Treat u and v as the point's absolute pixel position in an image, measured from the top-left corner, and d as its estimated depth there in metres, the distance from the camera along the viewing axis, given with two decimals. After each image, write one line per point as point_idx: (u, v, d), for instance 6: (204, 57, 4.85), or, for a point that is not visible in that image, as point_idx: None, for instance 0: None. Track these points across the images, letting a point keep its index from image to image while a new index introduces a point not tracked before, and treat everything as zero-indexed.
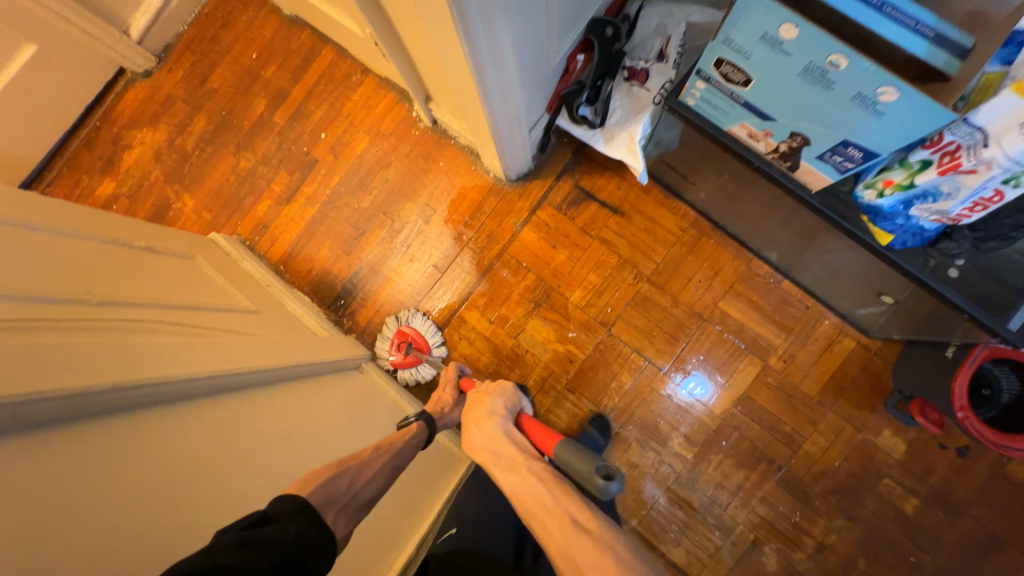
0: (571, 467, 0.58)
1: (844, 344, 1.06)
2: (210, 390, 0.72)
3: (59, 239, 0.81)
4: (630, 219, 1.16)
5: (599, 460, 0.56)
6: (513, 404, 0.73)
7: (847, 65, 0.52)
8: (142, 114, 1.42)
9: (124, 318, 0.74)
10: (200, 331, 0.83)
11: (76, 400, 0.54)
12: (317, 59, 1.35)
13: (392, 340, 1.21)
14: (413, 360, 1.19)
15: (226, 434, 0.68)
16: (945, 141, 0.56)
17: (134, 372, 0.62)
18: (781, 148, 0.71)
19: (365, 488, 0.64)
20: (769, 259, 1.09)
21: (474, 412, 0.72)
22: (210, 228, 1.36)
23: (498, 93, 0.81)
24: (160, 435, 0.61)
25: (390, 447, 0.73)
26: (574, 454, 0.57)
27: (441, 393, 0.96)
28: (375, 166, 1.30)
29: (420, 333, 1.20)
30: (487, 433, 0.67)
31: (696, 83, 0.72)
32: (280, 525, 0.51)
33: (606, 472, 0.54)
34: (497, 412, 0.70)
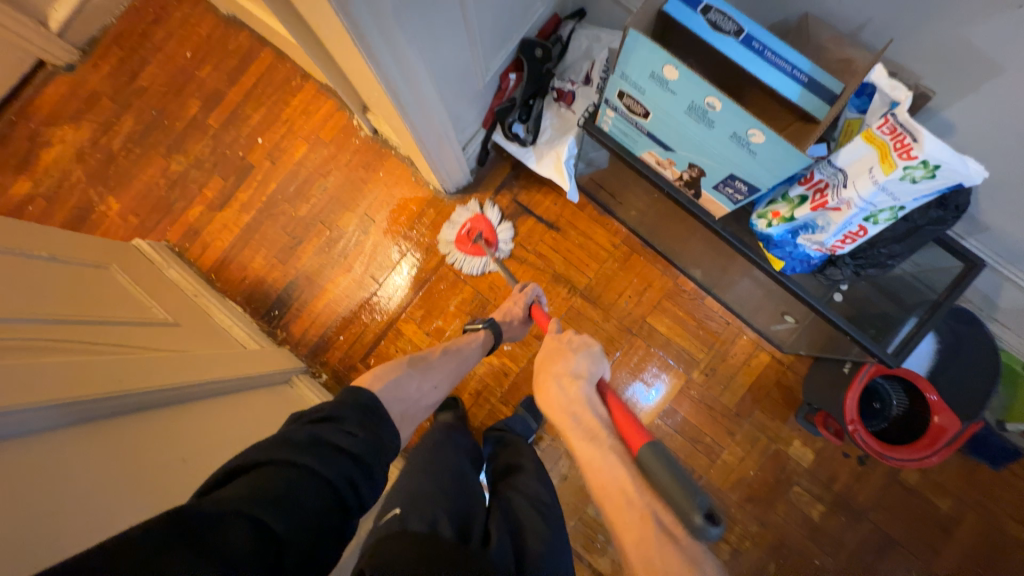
0: (663, 489, 0.54)
1: (760, 358, 1.12)
2: (117, 407, 0.69)
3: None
4: (565, 234, 1.19)
5: (703, 495, 0.52)
6: (598, 369, 0.75)
7: (721, 107, 0.56)
8: (64, 109, 1.34)
9: (11, 332, 0.70)
10: (100, 346, 0.79)
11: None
12: (255, 61, 1.32)
13: (464, 225, 1.19)
14: (479, 250, 1.18)
15: (125, 455, 0.64)
16: (816, 179, 0.62)
17: (16, 395, 0.58)
18: (684, 177, 0.75)
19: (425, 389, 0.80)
20: (694, 276, 1.14)
21: (558, 368, 0.75)
22: (136, 232, 1.30)
23: (418, 110, 0.82)
24: (48, 461, 0.56)
25: (456, 354, 0.89)
26: (669, 478, 0.54)
27: (510, 305, 1.00)
28: (313, 173, 1.28)
29: (492, 225, 1.18)
30: (571, 396, 0.70)
31: (606, 111, 0.75)
32: (343, 426, 0.58)
33: (709, 512, 0.51)
34: (582, 376, 0.72)
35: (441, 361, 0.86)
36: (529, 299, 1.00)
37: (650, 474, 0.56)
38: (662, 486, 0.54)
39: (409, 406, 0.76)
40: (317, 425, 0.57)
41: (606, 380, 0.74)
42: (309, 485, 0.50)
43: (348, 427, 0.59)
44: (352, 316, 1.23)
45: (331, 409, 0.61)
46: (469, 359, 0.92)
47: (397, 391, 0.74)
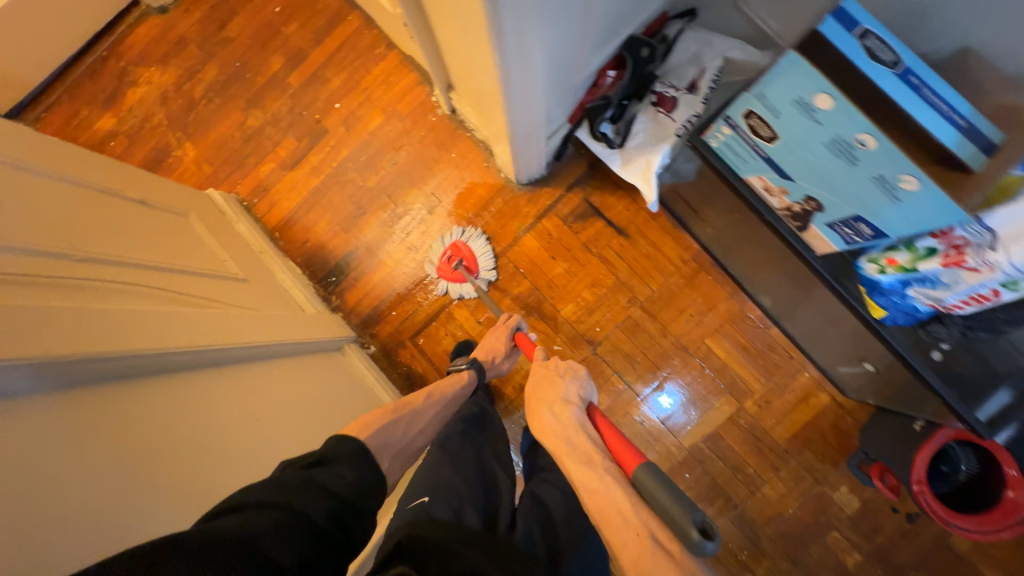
0: (661, 508, 0.52)
1: (819, 398, 1.08)
2: (182, 362, 0.70)
3: (41, 181, 0.77)
4: (633, 242, 1.16)
5: (695, 510, 0.50)
6: (586, 395, 0.74)
7: (875, 146, 0.52)
8: (152, 51, 1.36)
9: (101, 277, 0.71)
10: (179, 299, 0.81)
11: (25, 370, 0.50)
12: (342, 24, 1.30)
13: (445, 250, 1.20)
14: (459, 276, 1.18)
15: (187, 412, 0.66)
16: (954, 235, 0.57)
17: (95, 344, 0.59)
18: (794, 208, 0.71)
19: (416, 435, 0.81)
20: (762, 304, 1.10)
21: (547, 396, 0.73)
22: (208, 181, 1.32)
23: (521, 99, 0.79)
24: (121, 413, 0.58)
25: (440, 398, 0.89)
26: (667, 495, 0.52)
27: (493, 343, 1.05)
28: (386, 146, 1.27)
29: (474, 252, 1.18)
30: (563, 422, 0.67)
31: (721, 127, 0.71)
32: (337, 470, 0.59)
33: (706, 529, 0.49)
34: (573, 402, 0.70)
35: (428, 407, 0.86)
36: (514, 329, 1.07)
37: (647, 494, 0.55)
38: (660, 505, 0.53)
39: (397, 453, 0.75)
40: (309, 468, 0.57)
41: (596, 405, 0.74)
42: (301, 527, 0.49)
43: (338, 470, 0.59)
44: (406, 293, 1.24)
45: (322, 453, 0.60)
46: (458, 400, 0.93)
47: (383, 436, 0.73)
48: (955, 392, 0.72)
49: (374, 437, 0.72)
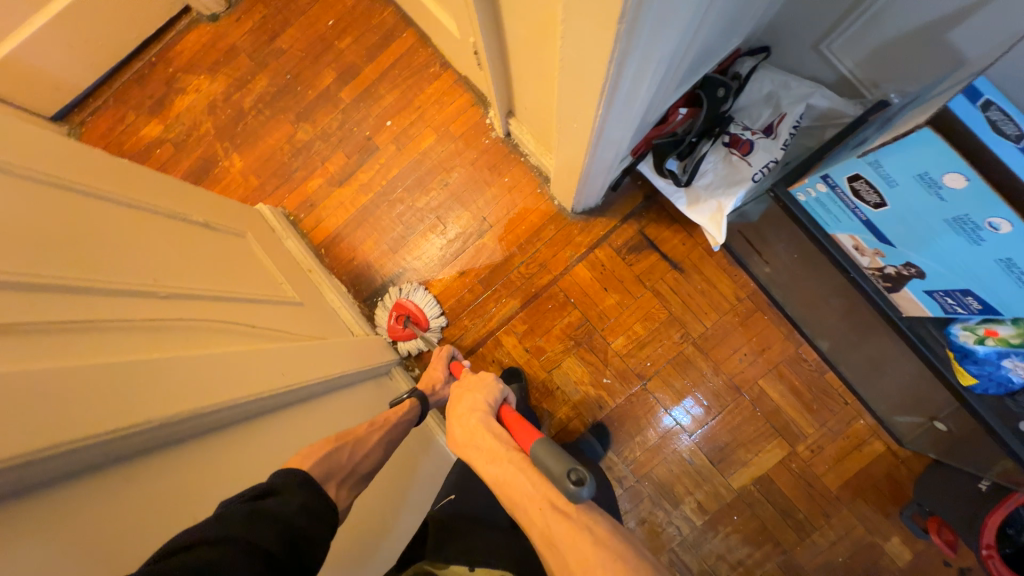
0: (545, 470, 0.51)
1: (873, 446, 1.06)
2: (259, 407, 0.69)
3: (115, 209, 0.76)
4: (688, 277, 1.14)
5: (570, 462, 0.49)
6: (498, 397, 0.69)
7: (1009, 231, 0.50)
8: (201, 59, 1.35)
9: (177, 314, 0.70)
10: (248, 335, 0.79)
11: (126, 439, 0.49)
12: (396, 41, 1.29)
13: (390, 312, 1.22)
14: (410, 333, 1.19)
15: (256, 469, 0.64)
16: None
17: (188, 399, 0.58)
18: (888, 270, 0.69)
19: (362, 462, 0.69)
20: (818, 346, 1.08)
21: (459, 408, 0.68)
22: (255, 194, 1.31)
23: (605, 146, 0.78)
24: (199, 476, 0.56)
25: (386, 422, 0.78)
26: (547, 456, 0.51)
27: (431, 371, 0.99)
28: (438, 166, 1.26)
29: (418, 306, 1.21)
30: (469, 428, 0.63)
31: (817, 184, 0.69)
32: (285, 498, 0.54)
33: (578, 477, 0.48)
34: (479, 406, 0.65)
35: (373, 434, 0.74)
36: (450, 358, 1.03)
37: (537, 464, 0.52)
38: (544, 467, 0.51)
39: (344, 480, 0.65)
40: (255, 500, 0.52)
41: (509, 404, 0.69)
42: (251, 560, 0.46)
43: (284, 498, 0.54)
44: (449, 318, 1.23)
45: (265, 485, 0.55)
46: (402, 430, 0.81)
47: (327, 464, 0.64)
48: None
49: (315, 466, 0.62)
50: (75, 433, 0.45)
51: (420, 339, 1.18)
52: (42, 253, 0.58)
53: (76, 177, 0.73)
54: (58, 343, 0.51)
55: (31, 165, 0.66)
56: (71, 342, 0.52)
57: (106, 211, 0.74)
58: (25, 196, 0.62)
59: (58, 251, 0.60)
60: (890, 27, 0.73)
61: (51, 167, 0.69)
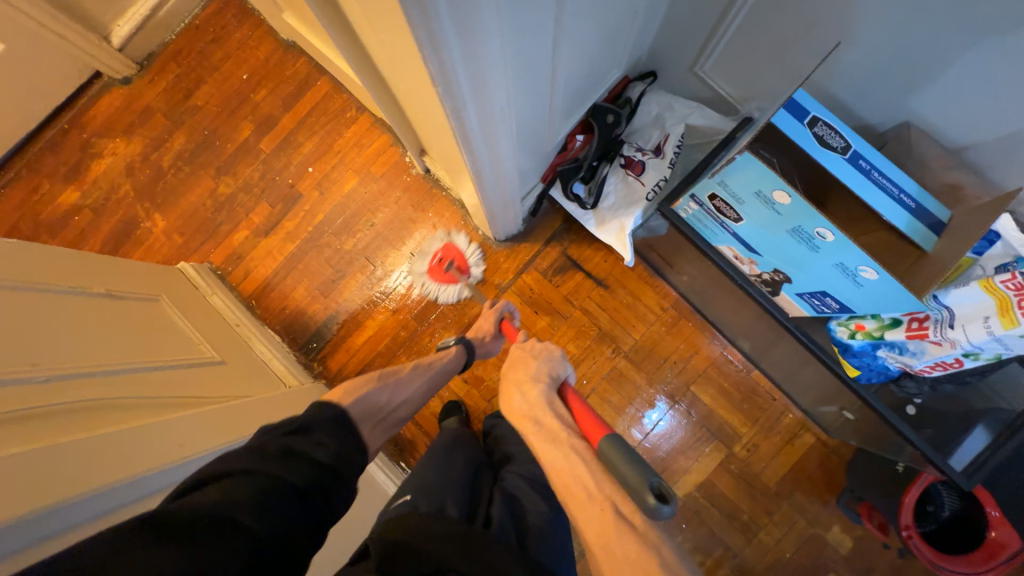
0: (617, 474, 0.51)
1: (805, 439, 1.09)
2: (159, 480, 0.64)
3: (13, 292, 0.74)
4: (613, 292, 1.17)
5: (652, 475, 0.49)
6: (559, 372, 0.71)
7: (833, 239, 0.54)
8: (117, 122, 1.34)
9: (78, 395, 0.67)
10: (166, 403, 0.77)
11: (19, 526, 0.47)
12: (311, 89, 1.31)
13: (435, 254, 1.23)
14: (451, 277, 1.21)
15: None
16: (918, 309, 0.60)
17: (79, 480, 0.55)
18: (764, 276, 0.73)
19: (399, 407, 0.73)
20: (741, 347, 1.12)
21: (517, 374, 0.70)
22: (180, 252, 1.29)
23: (495, 184, 0.80)
24: None
25: (428, 368, 0.82)
26: (624, 462, 0.51)
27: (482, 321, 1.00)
28: (362, 208, 1.27)
29: (462, 252, 1.22)
30: (530, 399, 0.64)
31: (688, 203, 0.73)
32: (313, 437, 0.56)
33: (660, 493, 0.48)
34: (541, 379, 0.67)
35: (412, 375, 0.78)
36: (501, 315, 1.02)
37: (606, 463, 0.52)
38: (617, 473, 0.51)
39: (377, 421, 0.68)
40: (288, 435, 0.54)
41: (569, 385, 0.71)
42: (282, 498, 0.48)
43: (316, 437, 0.56)
44: (387, 357, 1.22)
45: (302, 420, 0.57)
46: (444, 374, 0.86)
47: (365, 404, 0.67)
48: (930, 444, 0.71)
49: (354, 403, 0.65)
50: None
51: (461, 285, 1.19)
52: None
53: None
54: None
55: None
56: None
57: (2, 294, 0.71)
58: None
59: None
60: (744, 51, 0.80)
61: None
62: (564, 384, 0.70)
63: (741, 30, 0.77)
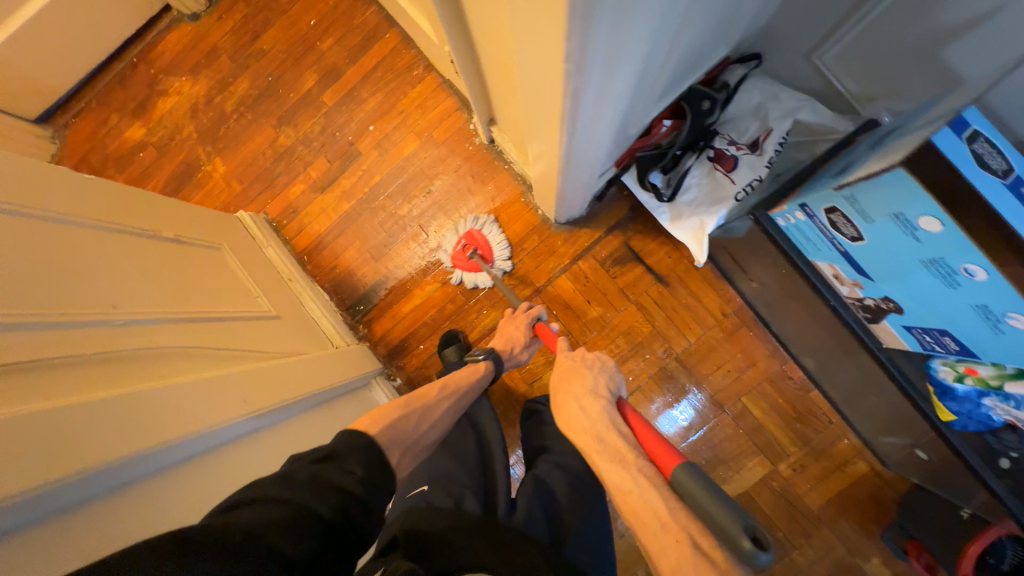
0: (699, 508, 0.46)
1: (858, 467, 1.04)
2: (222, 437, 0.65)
3: (87, 232, 0.75)
4: (673, 291, 1.12)
5: (743, 516, 0.43)
6: (615, 390, 0.68)
7: (985, 279, 0.47)
8: (183, 60, 1.33)
9: (154, 339, 0.69)
10: (230, 355, 0.79)
11: (100, 474, 0.48)
12: (379, 42, 1.25)
13: (460, 240, 1.18)
14: (474, 266, 1.16)
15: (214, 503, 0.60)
16: None
17: (157, 431, 0.56)
18: (867, 302, 0.67)
19: (427, 431, 0.72)
20: (803, 365, 1.06)
21: (575, 387, 0.68)
22: (237, 200, 1.30)
23: (579, 167, 0.74)
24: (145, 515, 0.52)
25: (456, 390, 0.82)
26: (706, 498, 0.45)
27: (513, 331, 1.01)
28: (421, 173, 1.23)
29: (489, 242, 1.16)
30: (592, 414, 0.62)
31: (795, 212, 0.67)
32: (341, 465, 0.54)
33: (756, 536, 0.42)
34: (602, 395, 0.65)
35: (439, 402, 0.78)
36: (534, 320, 1.03)
37: (683, 494, 0.48)
38: (700, 508, 0.46)
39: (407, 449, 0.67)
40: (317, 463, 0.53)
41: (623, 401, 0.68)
42: (309, 523, 0.47)
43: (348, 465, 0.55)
44: (433, 328, 1.21)
45: (330, 447, 0.56)
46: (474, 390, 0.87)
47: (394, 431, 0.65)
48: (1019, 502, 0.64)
49: (384, 429, 0.64)
50: (34, 480, 0.43)
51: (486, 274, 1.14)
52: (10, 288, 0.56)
53: (53, 206, 0.72)
54: (35, 377, 0.51)
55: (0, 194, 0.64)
56: (42, 378, 0.52)
57: (81, 239, 0.72)
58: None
59: (37, 285, 0.60)
60: (881, 42, 0.70)
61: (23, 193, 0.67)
62: (620, 400, 0.67)
63: (890, 12, 0.66)
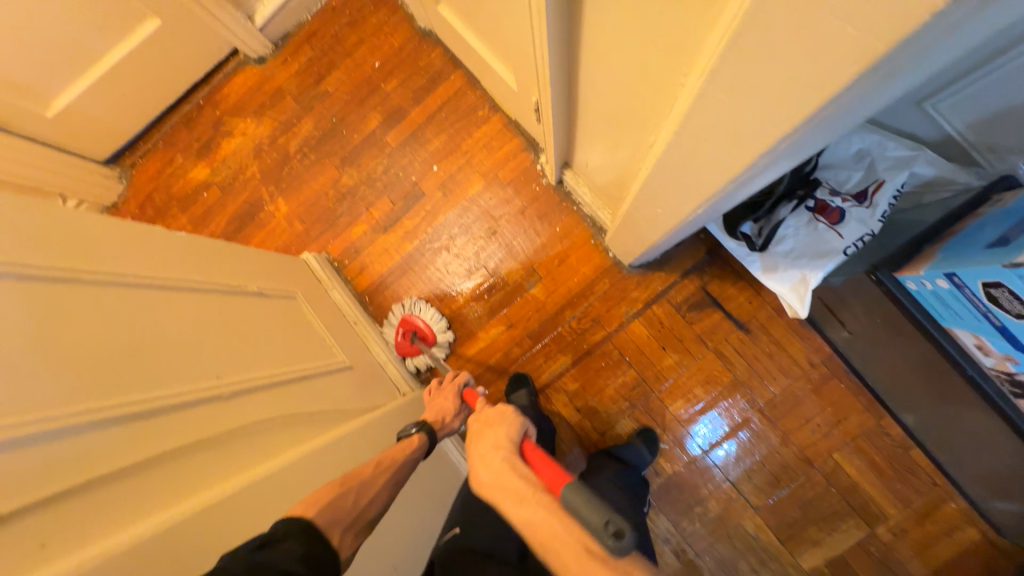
0: (580, 519, 0.44)
1: (967, 534, 0.96)
2: None
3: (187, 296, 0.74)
4: (754, 338, 1.07)
5: (604, 511, 0.42)
6: (521, 429, 0.58)
7: None
8: (249, 102, 1.34)
9: (231, 422, 0.64)
10: (307, 422, 0.76)
11: None
12: (444, 83, 1.25)
13: (396, 329, 1.19)
14: (416, 350, 1.17)
15: None
16: None
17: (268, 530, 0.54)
18: (1020, 377, 0.62)
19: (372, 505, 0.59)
20: (902, 421, 0.99)
21: (478, 447, 0.57)
22: (299, 240, 1.29)
23: (689, 228, 0.71)
24: None
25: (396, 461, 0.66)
26: (580, 501, 0.44)
27: (442, 399, 0.86)
28: (486, 214, 1.21)
29: (425, 323, 1.18)
30: (494, 468, 0.53)
31: (937, 279, 0.63)
32: (285, 546, 0.48)
33: (617, 529, 0.41)
34: (502, 444, 0.55)
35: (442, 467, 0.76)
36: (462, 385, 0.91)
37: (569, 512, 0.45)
38: (575, 514, 0.44)
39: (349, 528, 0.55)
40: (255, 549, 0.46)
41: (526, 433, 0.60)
42: None
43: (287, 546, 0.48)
44: (497, 374, 1.17)
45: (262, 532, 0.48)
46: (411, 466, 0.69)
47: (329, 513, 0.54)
48: None
49: (320, 513, 0.53)
50: None
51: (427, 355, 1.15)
52: (100, 378, 0.53)
53: (149, 274, 0.70)
54: (136, 492, 0.48)
55: (105, 267, 0.63)
56: (157, 481, 0.51)
57: (174, 306, 0.71)
58: (104, 307, 0.59)
59: (150, 363, 0.60)
60: (1014, 95, 0.61)
61: (128, 264, 0.68)
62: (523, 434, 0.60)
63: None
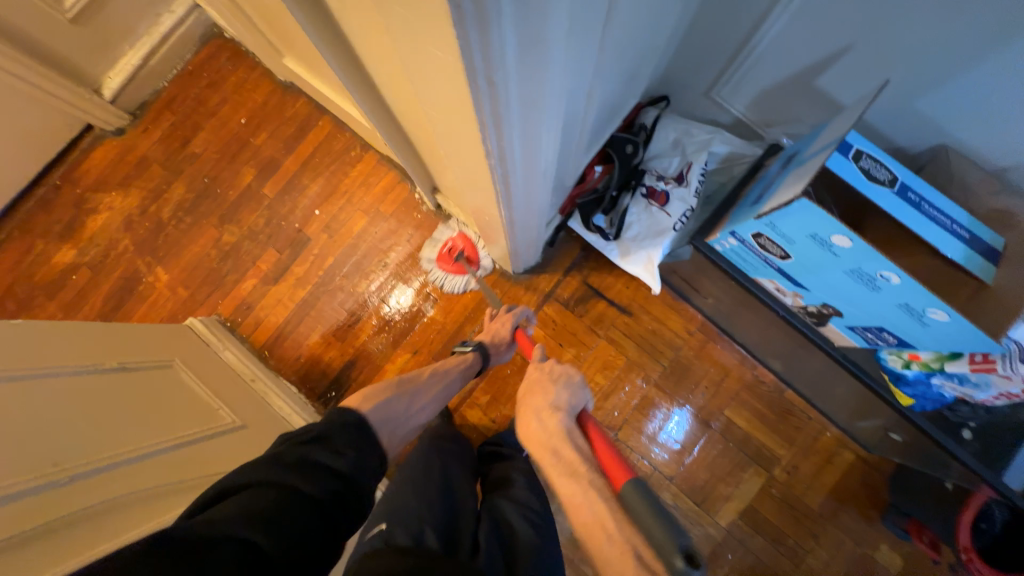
0: (643, 527, 0.44)
1: (844, 456, 1.08)
2: None
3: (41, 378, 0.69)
4: (638, 319, 1.15)
5: (680, 534, 0.42)
6: (580, 401, 0.62)
7: (899, 282, 0.53)
8: (111, 175, 1.30)
9: (64, 508, 0.59)
10: (165, 494, 0.72)
11: None
12: (313, 129, 1.29)
13: (443, 245, 1.19)
14: (459, 269, 1.17)
15: None
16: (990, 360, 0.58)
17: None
18: (811, 309, 0.72)
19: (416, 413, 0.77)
20: (772, 367, 1.10)
21: (530, 400, 0.62)
22: (185, 307, 1.24)
23: (523, 229, 0.76)
24: None
25: (444, 375, 0.85)
26: (648, 512, 0.44)
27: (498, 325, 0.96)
28: (374, 248, 1.24)
29: (473, 244, 1.18)
30: (547, 427, 0.57)
31: (727, 239, 0.72)
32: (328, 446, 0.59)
33: (689, 554, 0.41)
34: (562, 406, 0.59)
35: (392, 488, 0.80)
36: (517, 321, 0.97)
37: (631, 514, 0.45)
38: (632, 511, 0.45)
39: (394, 431, 0.72)
40: (304, 445, 0.58)
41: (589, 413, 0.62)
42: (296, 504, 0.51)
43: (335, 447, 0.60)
44: None
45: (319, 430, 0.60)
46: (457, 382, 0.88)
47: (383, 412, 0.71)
48: (979, 459, 0.68)
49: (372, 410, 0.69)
50: None
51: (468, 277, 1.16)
52: None
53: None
54: None
55: None
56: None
57: (22, 389, 0.66)
58: None
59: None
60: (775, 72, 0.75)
61: None
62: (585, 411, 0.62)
63: (774, 44, 0.71)
